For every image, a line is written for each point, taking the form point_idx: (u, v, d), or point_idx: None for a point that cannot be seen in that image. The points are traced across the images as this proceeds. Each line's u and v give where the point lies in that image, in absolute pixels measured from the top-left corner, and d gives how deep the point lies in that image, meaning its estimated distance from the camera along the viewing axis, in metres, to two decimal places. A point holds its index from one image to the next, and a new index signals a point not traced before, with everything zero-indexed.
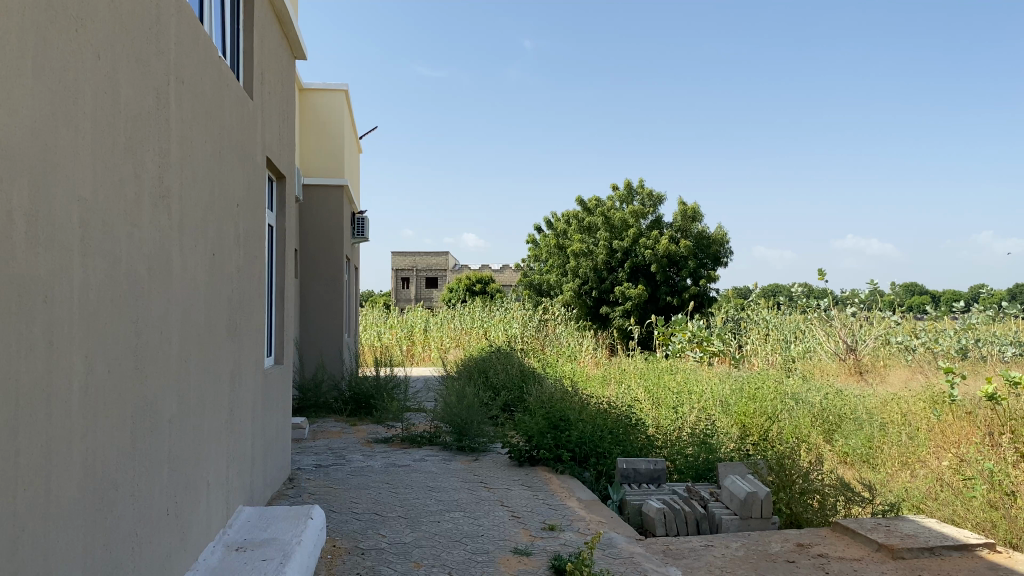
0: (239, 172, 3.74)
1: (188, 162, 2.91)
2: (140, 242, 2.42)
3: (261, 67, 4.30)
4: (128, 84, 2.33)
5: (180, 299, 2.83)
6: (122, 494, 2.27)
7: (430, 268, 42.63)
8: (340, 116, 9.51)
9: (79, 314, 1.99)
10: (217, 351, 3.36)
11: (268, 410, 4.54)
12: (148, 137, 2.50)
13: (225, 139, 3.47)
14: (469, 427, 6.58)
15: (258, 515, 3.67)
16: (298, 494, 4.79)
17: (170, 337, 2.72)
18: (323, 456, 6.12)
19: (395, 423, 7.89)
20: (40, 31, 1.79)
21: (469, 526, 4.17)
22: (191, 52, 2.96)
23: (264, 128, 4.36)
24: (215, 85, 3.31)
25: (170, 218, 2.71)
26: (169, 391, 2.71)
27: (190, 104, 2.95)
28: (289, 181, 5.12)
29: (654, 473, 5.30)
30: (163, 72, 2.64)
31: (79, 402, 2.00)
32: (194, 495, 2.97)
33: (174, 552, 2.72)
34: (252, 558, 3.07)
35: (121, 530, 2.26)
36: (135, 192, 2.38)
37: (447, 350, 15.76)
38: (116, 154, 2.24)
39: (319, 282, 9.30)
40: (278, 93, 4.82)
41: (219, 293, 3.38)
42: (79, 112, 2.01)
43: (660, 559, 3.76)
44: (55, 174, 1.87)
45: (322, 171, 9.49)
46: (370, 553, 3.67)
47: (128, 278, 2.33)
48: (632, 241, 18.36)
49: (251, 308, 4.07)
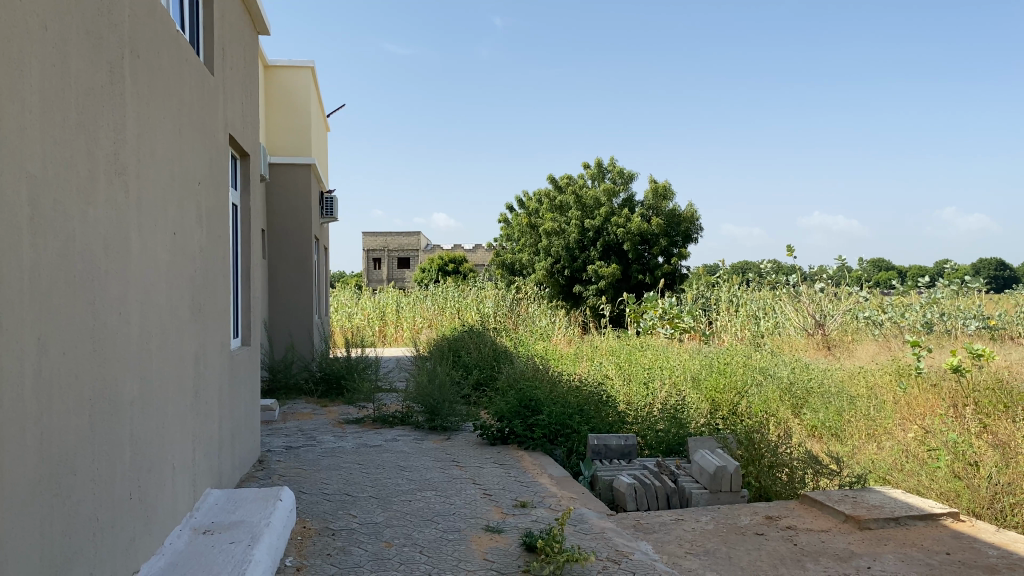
0: (201, 151, 3.67)
1: (144, 139, 2.83)
2: (94, 222, 2.35)
3: (223, 42, 4.19)
4: (78, 57, 2.25)
5: (139, 281, 2.76)
6: (80, 479, 2.22)
7: (402, 249, 42.52)
8: (306, 92, 9.37)
9: (29, 296, 1.93)
10: (181, 333, 3.30)
11: (234, 394, 4.46)
12: (101, 113, 2.42)
13: (185, 114, 3.39)
14: (441, 406, 6.57)
15: (226, 498, 3.62)
16: (267, 476, 4.74)
17: (129, 319, 2.66)
18: (293, 438, 6.07)
19: (367, 404, 7.83)
20: None
21: (440, 505, 4.16)
22: (146, 25, 2.87)
23: (225, 104, 4.25)
24: (173, 59, 3.22)
25: (128, 197, 2.64)
26: (130, 372, 2.65)
27: (146, 81, 2.86)
28: (253, 160, 5.03)
29: (624, 449, 5.33)
30: (117, 45, 2.56)
31: (32, 385, 1.94)
32: (158, 479, 2.92)
33: (139, 537, 2.69)
34: (219, 541, 3.03)
35: (81, 516, 2.21)
36: (89, 170, 2.31)
37: (420, 330, 15.67)
38: (67, 131, 2.17)
39: (287, 262, 9.16)
40: (241, 69, 4.71)
41: (181, 274, 3.31)
42: (25, 86, 1.93)
43: (631, 534, 3.78)
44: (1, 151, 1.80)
45: (288, 149, 9.35)
46: (341, 534, 3.65)
47: (83, 257, 2.26)
48: (603, 220, 18.39)
49: (216, 289, 4.00)
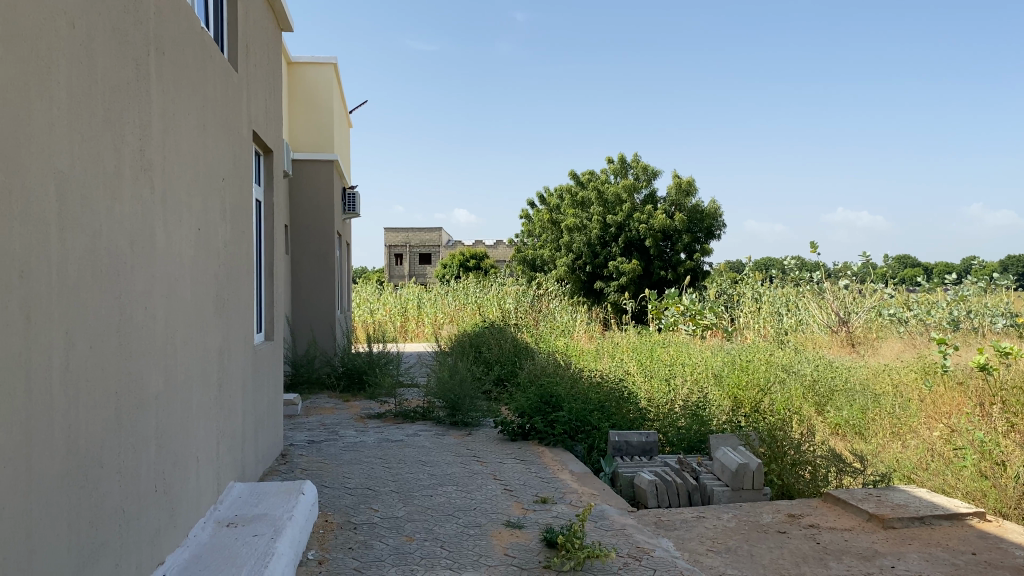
0: (225, 147, 3.69)
1: (170, 136, 2.86)
2: (121, 217, 2.38)
3: (247, 38, 4.22)
4: (105, 54, 2.27)
5: (164, 276, 2.79)
6: (107, 471, 2.25)
7: (424, 245, 42.64)
8: (329, 88, 9.41)
9: (58, 288, 1.96)
10: (205, 327, 3.34)
11: (258, 387, 4.50)
12: (128, 109, 2.45)
13: (209, 112, 3.42)
14: (461, 401, 6.58)
15: (249, 491, 3.65)
16: (290, 470, 4.77)
17: (155, 313, 2.69)
18: (316, 432, 6.11)
19: (388, 399, 7.85)
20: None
21: (461, 500, 4.17)
22: (171, 22, 2.90)
23: (249, 101, 4.28)
24: (198, 56, 3.25)
25: (153, 192, 2.67)
26: (155, 366, 2.68)
27: (171, 78, 2.89)
28: (277, 157, 5.06)
29: (645, 446, 5.31)
30: (142, 42, 2.58)
31: (60, 377, 1.97)
32: (182, 472, 2.96)
33: (163, 529, 2.72)
34: (243, 534, 3.06)
35: (107, 507, 2.24)
36: (115, 166, 2.34)
37: (441, 326, 15.70)
38: (94, 127, 2.20)
39: (310, 258, 9.22)
40: (264, 66, 4.74)
41: (205, 269, 3.35)
42: (53, 83, 1.96)
43: (652, 531, 3.77)
44: (30, 147, 1.83)
45: (310, 145, 9.40)
46: (362, 528, 3.67)
47: (110, 252, 2.29)
48: (625, 216, 18.32)
49: (240, 285, 4.02)
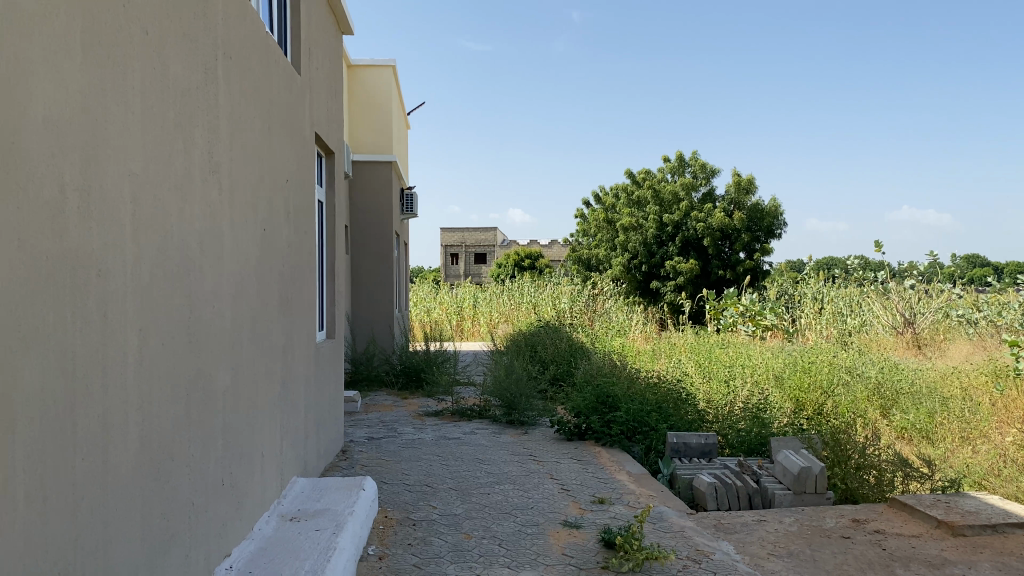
0: (288, 150, 3.77)
1: (236, 138, 2.93)
2: (191, 218, 2.45)
3: (309, 42, 4.30)
4: (176, 60, 2.34)
5: (231, 274, 2.86)
6: (177, 465, 2.32)
7: (479, 244, 42.83)
8: (388, 91, 9.51)
9: (132, 287, 2.03)
10: (269, 325, 3.41)
11: (319, 384, 4.58)
12: (197, 113, 2.52)
13: (273, 115, 3.49)
14: (518, 401, 6.59)
15: (311, 486, 3.72)
16: (351, 466, 4.85)
17: (222, 311, 2.77)
18: (375, 429, 6.19)
19: (445, 398, 7.92)
20: (88, 6, 1.80)
21: (518, 499, 4.18)
22: (238, 27, 2.97)
23: (311, 103, 4.36)
24: (263, 60, 3.32)
25: (221, 193, 2.74)
26: (223, 363, 2.76)
27: (238, 81, 2.96)
28: (338, 158, 5.14)
29: (704, 448, 5.25)
30: (210, 47, 2.65)
31: (135, 372, 2.04)
32: (248, 466, 3.03)
33: (230, 522, 2.79)
34: (306, 528, 3.12)
35: (178, 500, 2.31)
36: (185, 168, 2.41)
37: (497, 325, 15.76)
38: (166, 131, 2.27)
39: (369, 257, 9.34)
40: (325, 69, 4.82)
41: (270, 268, 3.42)
42: (128, 88, 2.02)
43: (711, 534, 3.73)
44: (106, 150, 1.90)
45: (369, 146, 9.53)
46: (421, 524, 3.71)
47: (180, 251, 2.36)
48: (683, 214, 18.14)
49: (303, 285, 4.10)
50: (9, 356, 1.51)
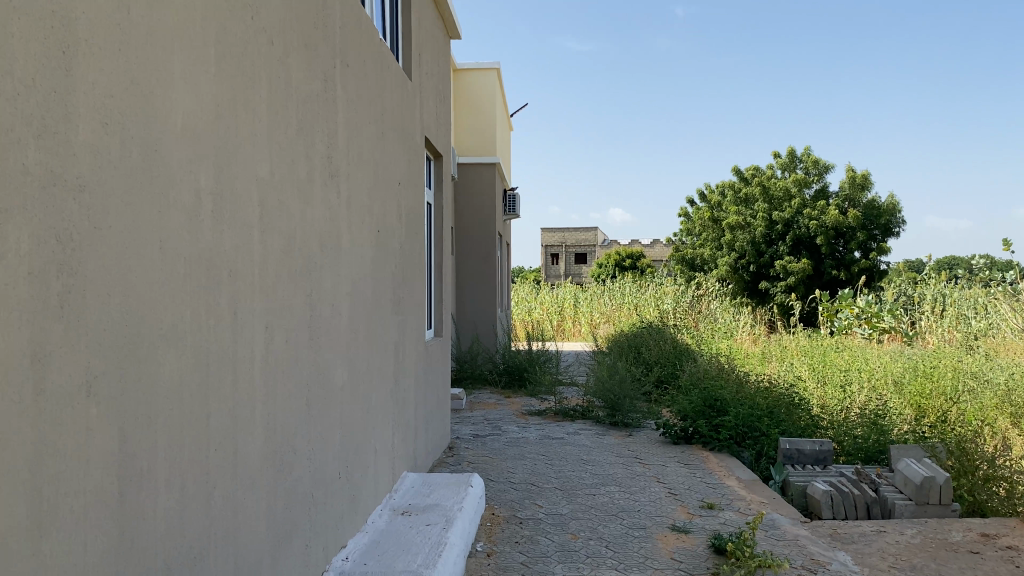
0: (400, 153, 3.86)
1: (353, 142, 3.02)
2: (312, 219, 2.55)
3: (419, 47, 4.39)
4: (298, 68, 2.44)
5: (348, 274, 2.96)
6: (299, 456, 2.42)
7: (581, 245, 42.73)
8: (493, 93, 9.60)
9: (260, 286, 2.13)
10: (382, 323, 3.50)
11: (428, 382, 4.67)
12: (317, 118, 2.62)
13: (386, 120, 3.59)
14: (622, 402, 6.54)
15: (421, 481, 3.81)
16: (457, 463, 4.93)
17: (340, 310, 2.86)
18: (481, 427, 6.27)
19: (549, 398, 7.94)
20: (220, 20, 1.90)
21: (625, 501, 4.15)
22: (354, 35, 3.07)
23: (421, 107, 4.45)
24: (377, 65, 3.42)
25: (339, 196, 2.84)
26: (340, 359, 2.85)
27: (354, 87, 3.06)
28: (446, 160, 5.22)
29: (818, 455, 5.07)
30: (329, 55, 2.74)
31: (262, 367, 2.14)
32: (362, 460, 3.12)
33: (346, 514, 2.88)
34: (417, 522, 3.20)
35: (299, 490, 2.41)
36: (307, 172, 2.51)
37: (598, 325, 15.68)
38: (289, 136, 2.36)
39: (473, 258, 9.47)
40: (434, 73, 4.91)
41: (383, 267, 3.52)
42: (255, 96, 2.12)
43: (827, 543, 3.60)
44: (236, 157, 1.99)
45: (474, 148, 9.65)
46: (528, 523, 3.73)
47: (302, 252, 2.46)
48: (794, 212, 17.58)
49: (413, 285, 4.20)
50: (152, 352, 1.60)
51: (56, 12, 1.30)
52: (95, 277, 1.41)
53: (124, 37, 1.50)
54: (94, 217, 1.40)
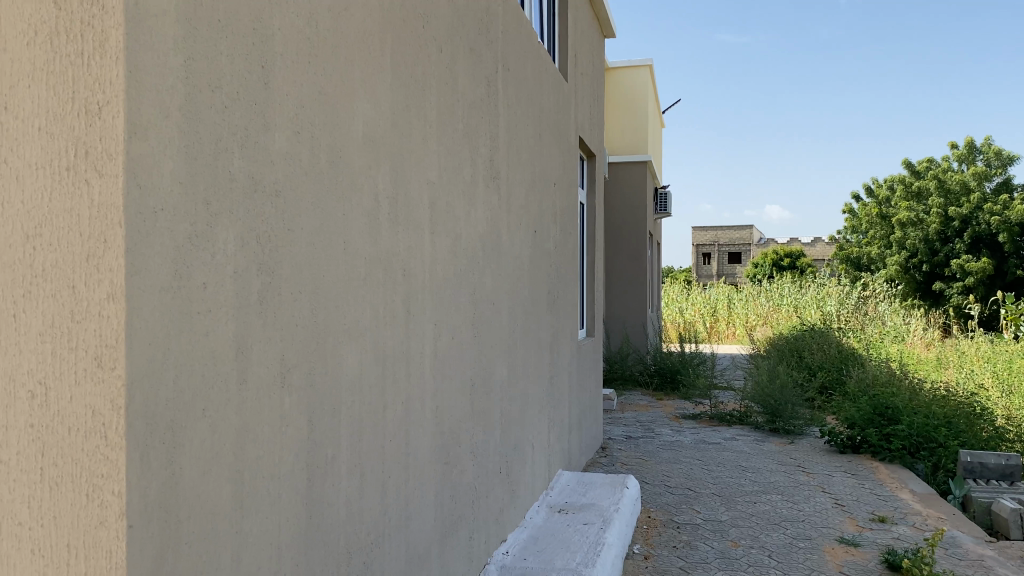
0: (557, 153, 3.90)
1: (513, 144, 3.08)
2: (476, 221, 2.62)
3: (575, 48, 4.41)
4: (464, 74, 2.51)
5: (508, 274, 3.01)
6: (464, 451, 2.49)
7: (734, 244, 41.48)
8: (646, 90, 9.50)
9: (429, 285, 2.21)
10: (540, 322, 3.55)
11: (582, 382, 4.69)
12: (481, 122, 2.68)
13: (544, 121, 3.63)
14: (783, 407, 6.30)
15: (576, 480, 3.82)
16: (611, 463, 4.92)
17: (501, 309, 2.92)
18: (633, 429, 6.22)
19: (703, 401, 7.77)
20: (395, 29, 1.99)
21: (787, 511, 4.00)
22: (515, 39, 3.12)
23: (577, 108, 4.47)
24: (536, 68, 3.46)
25: (501, 198, 2.90)
26: (500, 358, 2.91)
27: (514, 90, 3.11)
28: (600, 160, 5.22)
29: (1005, 470, 4.68)
30: (492, 60, 2.81)
31: (431, 363, 2.22)
32: (521, 456, 3.18)
33: (506, 509, 2.94)
34: (574, 521, 3.21)
35: (464, 484, 2.48)
36: (471, 174, 2.58)
37: (754, 328, 15.17)
38: (456, 140, 2.44)
39: (625, 258, 9.41)
40: (590, 73, 4.92)
41: (541, 267, 3.56)
42: (426, 102, 2.20)
43: (1018, 566, 3.32)
44: (409, 160, 2.08)
45: (627, 147, 9.58)
46: (686, 528, 3.67)
47: (467, 252, 2.53)
48: (973, 207, 16.30)
49: (568, 284, 4.23)
50: (335, 346, 1.70)
51: (258, 30, 1.41)
52: (288, 276, 1.51)
53: (312, 50, 1.60)
54: (287, 220, 1.50)
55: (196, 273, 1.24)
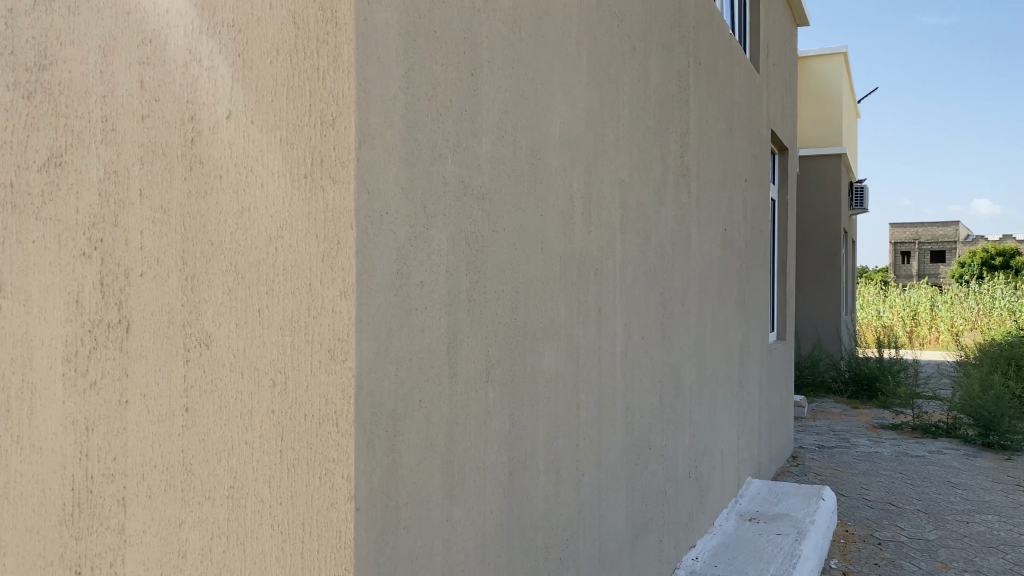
0: (748, 149, 3.77)
1: (704, 141, 3.01)
2: (666, 220, 2.58)
3: (767, 39, 4.25)
4: (656, 71, 2.48)
5: (698, 273, 2.95)
6: (654, 453, 2.47)
7: (935, 242, 38.37)
8: (842, 79, 8.98)
9: (621, 285, 2.21)
10: (729, 323, 3.45)
11: (771, 386, 4.51)
12: (672, 119, 2.65)
13: (735, 116, 3.52)
14: (999, 421, 5.75)
15: (767, 488, 3.68)
16: (803, 473, 4.69)
17: (690, 310, 2.87)
18: (826, 437, 5.91)
19: (904, 411, 7.24)
20: (591, 29, 2.00)
21: (1006, 534, 3.65)
22: (707, 32, 3.05)
23: (769, 101, 4.31)
24: (727, 61, 3.37)
25: (691, 196, 2.85)
26: (690, 359, 2.86)
27: (706, 85, 3.04)
28: (792, 154, 5.00)
29: None
30: (684, 55, 2.76)
31: (622, 363, 2.22)
32: (709, 461, 3.10)
33: (695, 513, 2.88)
34: (766, 530, 3.10)
35: (654, 486, 2.46)
36: (662, 172, 2.55)
37: (962, 333, 13.95)
38: (648, 139, 2.42)
39: (816, 257, 8.95)
40: (782, 64, 4.72)
41: (730, 267, 3.46)
42: (620, 101, 2.20)
43: None
44: (603, 160, 2.08)
45: (819, 141, 9.11)
46: (888, 545, 3.44)
47: (658, 252, 2.50)
48: None
49: (758, 284, 4.08)
50: (534, 345, 1.74)
51: (467, 38, 1.46)
52: (493, 275, 1.56)
53: (516, 54, 1.64)
54: (492, 221, 1.55)
55: (414, 272, 1.32)
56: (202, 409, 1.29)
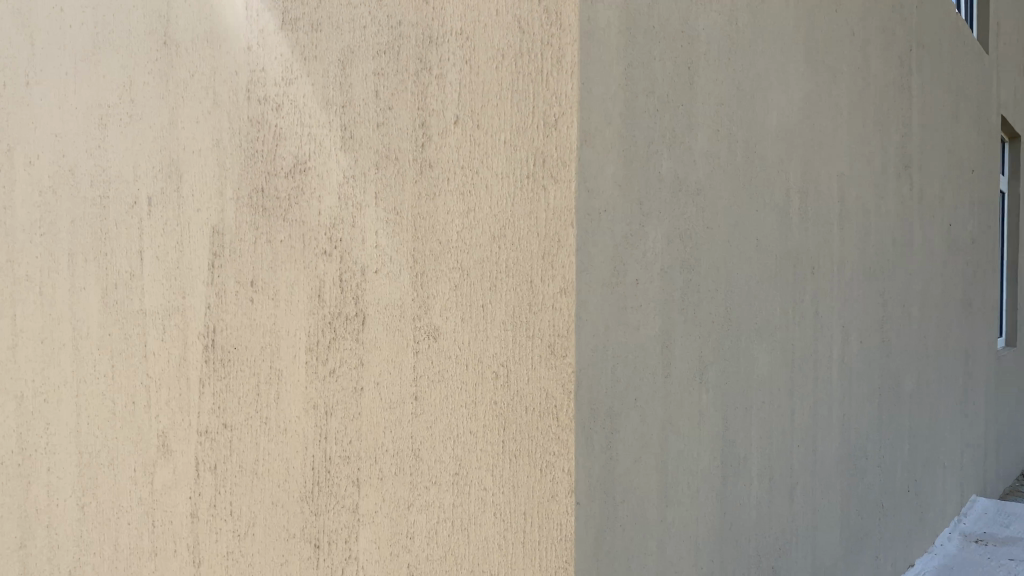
0: (975, 136, 3.46)
1: (927, 129, 2.80)
2: (886, 215, 2.42)
3: (998, 16, 3.87)
4: (877, 57, 2.34)
5: (920, 272, 2.75)
6: (871, 463, 2.33)
7: None
8: None
9: (837, 284, 2.10)
10: (953, 326, 3.18)
11: (1000, 397, 4.12)
12: (894, 107, 2.48)
13: (962, 101, 3.24)
14: None
15: (995, 508, 3.37)
16: None
17: (911, 311, 2.67)
18: None
19: None
20: (809, 16, 1.91)
21: None
22: (931, 12, 2.83)
23: (1000, 83, 3.93)
24: (953, 42, 3.10)
25: (913, 189, 2.65)
26: (910, 365, 2.67)
27: (930, 70, 2.82)
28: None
29: None
30: (907, 37, 2.57)
31: (838, 368, 2.11)
32: (931, 475, 2.88)
33: (914, 530, 2.69)
34: (997, 554, 2.83)
35: (870, 498, 2.32)
36: (882, 164, 2.39)
37: None
38: (868, 129, 2.28)
39: None
40: (1016, 41, 4.29)
41: (955, 265, 3.19)
42: (838, 90, 2.08)
43: None
44: (820, 153, 1.99)
45: None
46: None
47: (877, 249, 2.35)
48: None
49: (986, 285, 3.73)
50: (748, 346, 1.69)
51: (685, 32, 1.44)
52: (708, 273, 1.54)
53: (733, 46, 1.60)
54: (708, 218, 1.53)
55: (631, 271, 1.33)
56: (431, 398, 1.36)
